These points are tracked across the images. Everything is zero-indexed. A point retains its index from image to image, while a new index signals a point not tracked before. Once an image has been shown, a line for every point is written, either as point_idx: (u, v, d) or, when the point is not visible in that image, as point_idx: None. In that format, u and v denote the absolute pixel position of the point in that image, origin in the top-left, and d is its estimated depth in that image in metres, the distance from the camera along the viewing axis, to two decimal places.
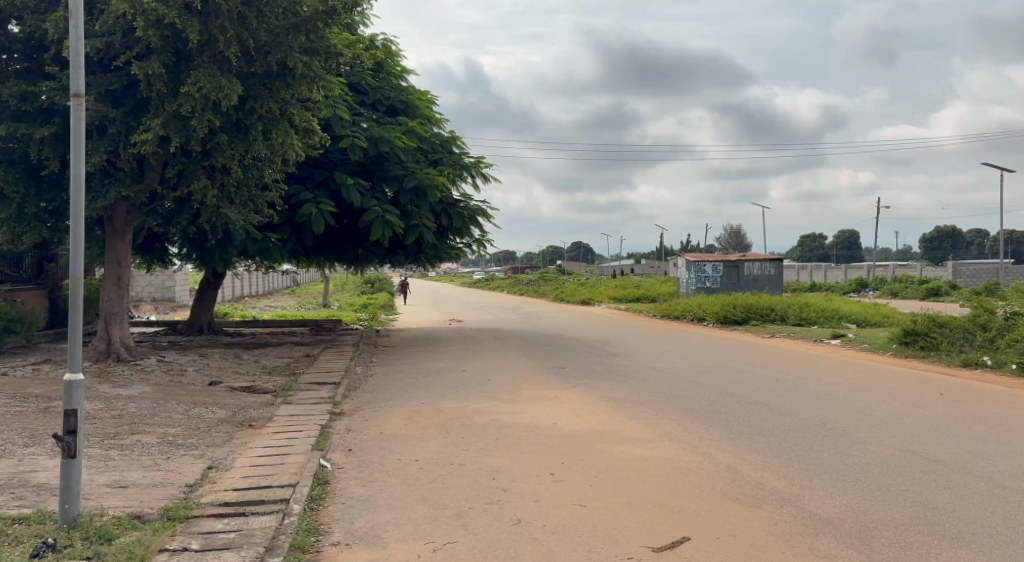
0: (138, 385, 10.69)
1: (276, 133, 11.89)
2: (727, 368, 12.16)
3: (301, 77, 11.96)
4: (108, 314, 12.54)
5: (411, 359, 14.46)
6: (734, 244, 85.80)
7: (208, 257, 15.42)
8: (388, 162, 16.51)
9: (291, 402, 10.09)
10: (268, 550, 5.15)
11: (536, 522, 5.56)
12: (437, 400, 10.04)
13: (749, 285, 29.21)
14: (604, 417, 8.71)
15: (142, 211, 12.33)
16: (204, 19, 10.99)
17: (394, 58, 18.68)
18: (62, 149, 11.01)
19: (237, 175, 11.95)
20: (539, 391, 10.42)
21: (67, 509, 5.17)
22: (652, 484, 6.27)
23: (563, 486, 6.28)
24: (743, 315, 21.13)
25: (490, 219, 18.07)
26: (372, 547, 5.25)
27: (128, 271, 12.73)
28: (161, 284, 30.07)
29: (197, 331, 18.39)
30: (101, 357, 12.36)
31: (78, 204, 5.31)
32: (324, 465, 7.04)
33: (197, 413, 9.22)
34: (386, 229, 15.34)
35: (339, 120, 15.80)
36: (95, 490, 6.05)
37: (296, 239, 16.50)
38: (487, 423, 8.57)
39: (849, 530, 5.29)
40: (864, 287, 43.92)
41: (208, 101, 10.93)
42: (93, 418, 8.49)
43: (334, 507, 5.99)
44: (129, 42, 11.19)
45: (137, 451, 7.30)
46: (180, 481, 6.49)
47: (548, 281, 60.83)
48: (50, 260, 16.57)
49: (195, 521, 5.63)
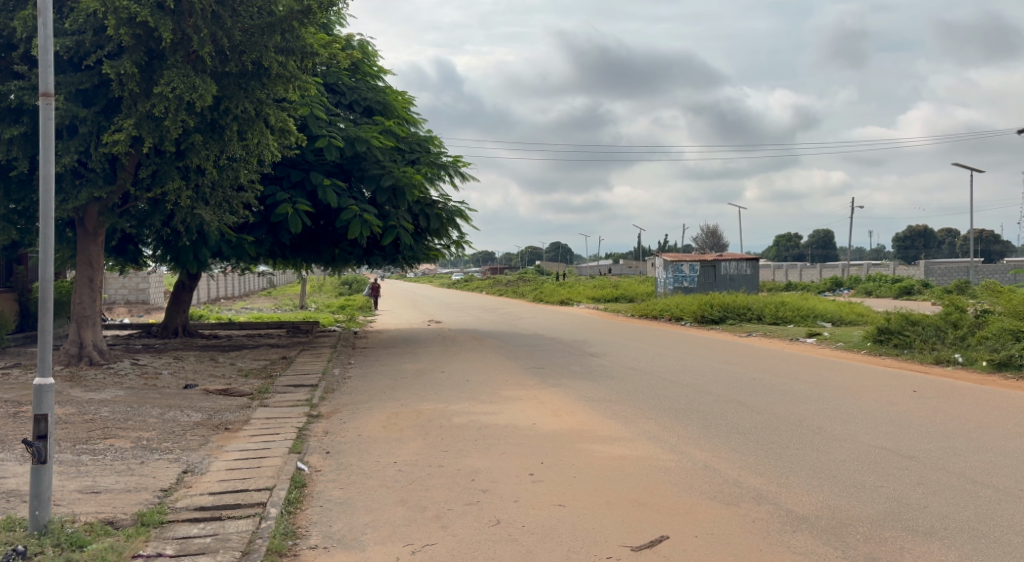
0: (110, 389, 10.52)
1: (252, 133, 11.78)
2: (705, 367, 12.23)
3: (276, 78, 11.85)
4: (81, 317, 12.35)
5: (391, 361, 14.32)
6: (710, 245, 86.61)
7: (182, 257, 15.20)
8: (365, 161, 16.41)
9: (267, 405, 10.01)
10: (245, 555, 5.09)
11: (514, 523, 5.54)
12: (415, 402, 9.98)
13: (726, 284, 29.40)
14: (583, 416, 8.72)
15: (115, 213, 12.16)
16: (177, 18, 10.88)
17: (371, 58, 18.65)
18: (31, 148, 10.81)
19: (212, 175, 11.85)
20: (517, 391, 10.41)
21: (38, 516, 5.08)
22: (630, 484, 6.28)
23: (542, 487, 6.27)
24: (720, 314, 21.28)
25: (467, 220, 18.04)
26: (350, 550, 5.20)
27: (100, 273, 12.52)
28: (136, 287, 29.81)
29: (172, 333, 18.16)
30: (73, 360, 12.14)
31: (47, 204, 5.22)
32: (301, 468, 6.97)
33: (172, 416, 9.12)
34: (363, 228, 15.27)
35: (315, 119, 15.70)
36: (67, 496, 5.96)
37: (272, 240, 16.38)
38: (466, 424, 8.55)
39: (825, 527, 5.32)
40: (838, 287, 44.40)
41: (182, 101, 10.79)
42: (64, 423, 8.35)
43: (311, 510, 5.94)
44: (100, 41, 11.03)
45: (111, 456, 7.19)
46: (155, 486, 6.40)
47: (528, 280, 62.60)
48: (20, 262, 16.31)
49: (170, 526, 5.55)
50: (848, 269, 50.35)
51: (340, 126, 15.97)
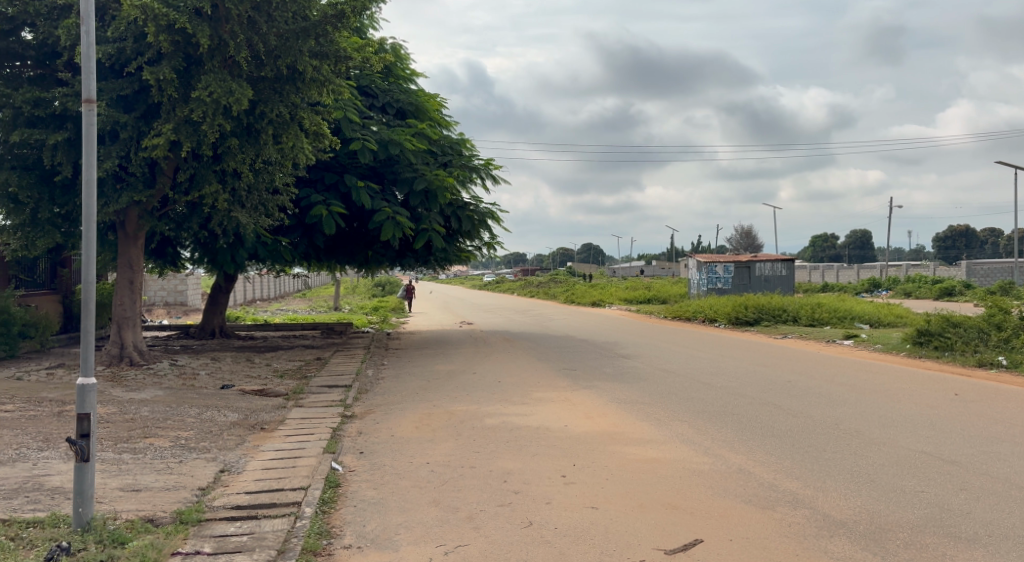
0: (150, 389, 10.73)
1: (288, 137, 11.95)
2: (740, 369, 12.12)
3: (311, 81, 11.99)
4: (121, 318, 12.60)
5: (423, 362, 14.44)
6: (745, 245, 85.81)
7: (219, 259, 15.44)
8: (398, 164, 16.56)
9: (302, 405, 10.13)
10: (280, 554, 5.15)
11: (547, 525, 5.54)
12: (446, 403, 10.02)
13: (761, 285, 29.11)
14: (615, 419, 8.69)
15: (154, 216, 12.38)
16: (215, 24, 11.08)
17: (403, 61, 18.76)
18: (75, 154, 11.06)
19: (248, 179, 12.02)
20: (549, 393, 10.40)
21: (81, 513, 5.19)
22: (663, 486, 6.24)
23: (574, 489, 6.25)
24: (755, 316, 21.07)
25: (499, 222, 18.09)
26: (383, 550, 5.25)
27: (140, 275, 12.76)
28: (174, 288, 30.28)
29: (210, 334, 18.43)
30: (115, 360, 12.39)
31: (90, 208, 5.33)
32: (335, 468, 7.04)
33: (209, 416, 9.26)
34: (396, 230, 15.39)
35: (349, 123, 15.84)
36: (109, 494, 6.09)
37: (307, 242, 16.54)
38: (497, 425, 8.57)
39: (864, 532, 5.25)
40: (877, 288, 43.84)
41: (219, 105, 10.96)
42: (106, 422, 8.53)
43: (345, 510, 6.00)
44: (141, 48, 11.24)
45: (150, 455, 7.34)
46: (192, 484, 6.51)
47: (558, 281, 64.61)
48: (64, 264, 16.68)
49: (208, 525, 5.64)
50: (886, 270, 49.77)
51: (373, 129, 16.08)
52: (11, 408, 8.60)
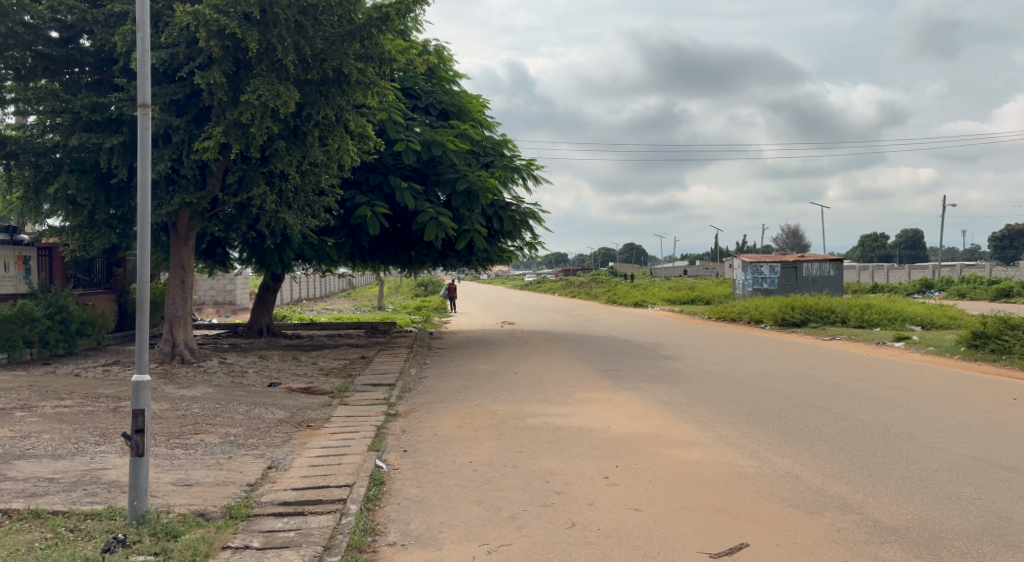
0: (201, 386, 10.99)
1: (333, 139, 12.13)
2: (786, 371, 11.97)
3: (356, 84, 12.15)
4: (173, 317, 12.91)
5: (465, 362, 14.53)
6: (792, 245, 84.49)
7: (266, 259, 15.72)
8: (440, 165, 16.68)
9: (347, 404, 10.28)
10: (326, 550, 5.23)
11: (590, 526, 5.55)
12: (489, 403, 10.08)
13: (808, 286, 28.65)
14: (658, 420, 8.65)
15: (204, 217, 12.66)
16: (263, 29, 11.29)
17: (447, 63, 18.89)
18: (130, 157, 11.37)
19: (295, 181, 12.22)
20: (591, 394, 10.39)
21: (136, 506, 5.34)
22: (708, 489, 6.20)
23: (618, 490, 6.25)
24: (802, 317, 20.76)
25: (541, 223, 18.12)
26: (427, 548, 5.31)
27: (191, 275, 13.06)
28: (223, 288, 30.90)
29: (257, 333, 18.77)
30: (167, 358, 12.71)
31: (145, 210, 5.49)
32: (380, 466, 7.14)
33: (258, 414, 9.45)
34: (438, 231, 15.51)
35: (393, 124, 15.99)
36: (162, 488, 6.26)
37: (352, 242, 16.74)
38: (540, 426, 8.59)
39: (916, 539, 5.16)
40: (929, 288, 42.86)
41: (267, 108, 11.16)
42: (159, 418, 8.76)
43: (389, 507, 6.07)
44: (192, 53, 11.50)
45: (201, 450, 7.51)
46: (242, 480, 6.66)
47: (601, 281, 64.33)
48: (120, 264, 17.14)
49: (257, 520, 5.77)
50: (940, 271, 48.66)
51: (416, 131, 16.22)
52: (69, 403, 8.89)
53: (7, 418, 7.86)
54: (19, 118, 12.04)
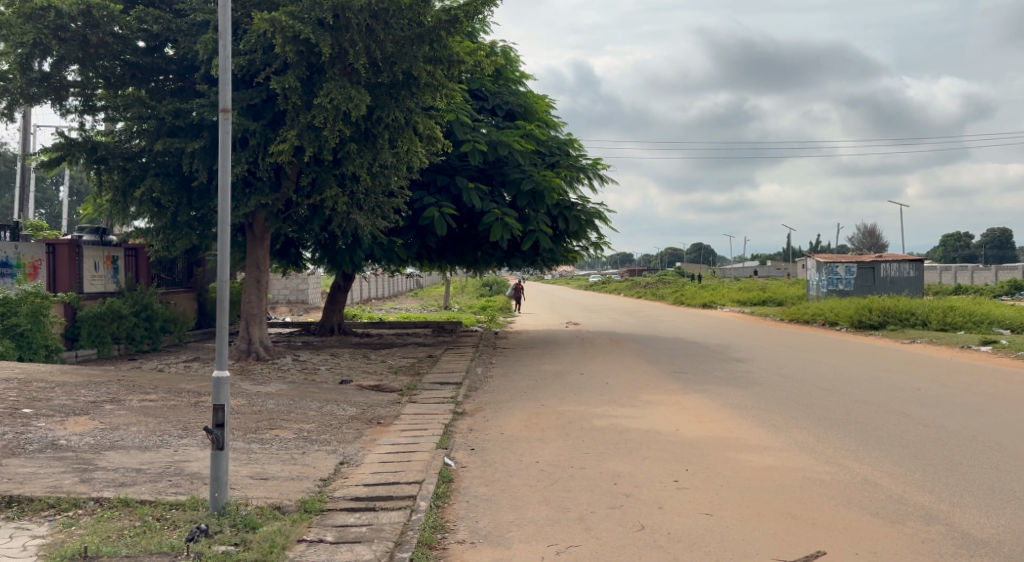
0: (275, 383, 11.31)
1: (402, 141, 12.33)
2: (863, 375, 11.64)
3: (424, 86, 12.33)
4: (249, 315, 13.30)
5: (531, 361, 14.58)
6: (868, 245, 81.99)
7: (338, 259, 16.05)
8: (506, 166, 16.75)
9: (415, 401, 10.43)
10: (397, 545, 5.32)
11: (660, 529, 5.50)
12: (556, 403, 10.09)
13: (886, 288, 27.76)
14: (729, 424, 8.52)
15: (279, 219, 13.00)
16: (336, 34, 11.54)
17: (514, 63, 18.96)
18: (210, 161, 11.76)
19: (365, 182, 12.46)
20: (659, 396, 10.30)
21: (217, 497, 5.54)
22: (782, 495, 6.09)
23: (688, 494, 6.19)
24: (880, 319, 20.14)
25: (607, 222, 18.04)
26: (496, 547, 5.35)
27: (267, 274, 13.44)
28: (296, 287, 31.69)
29: (328, 331, 19.17)
30: (243, 355, 13.11)
31: (226, 211, 5.68)
32: (448, 464, 7.22)
33: (330, 410, 9.67)
34: (504, 231, 15.59)
35: (460, 125, 16.14)
36: (240, 481, 6.47)
37: (419, 242, 16.96)
38: (607, 427, 8.56)
39: (1006, 553, 4.96)
40: (1016, 290, 41.05)
41: (339, 112, 11.40)
42: (237, 413, 9.05)
43: (458, 505, 6.14)
44: (268, 59, 11.82)
45: (277, 445, 7.73)
46: (315, 475, 6.82)
47: (668, 282, 63.62)
48: (199, 264, 17.75)
49: (330, 514, 5.90)
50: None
51: (483, 131, 16.33)
52: (153, 397, 9.26)
53: (97, 410, 8.24)
54: (108, 125, 12.58)
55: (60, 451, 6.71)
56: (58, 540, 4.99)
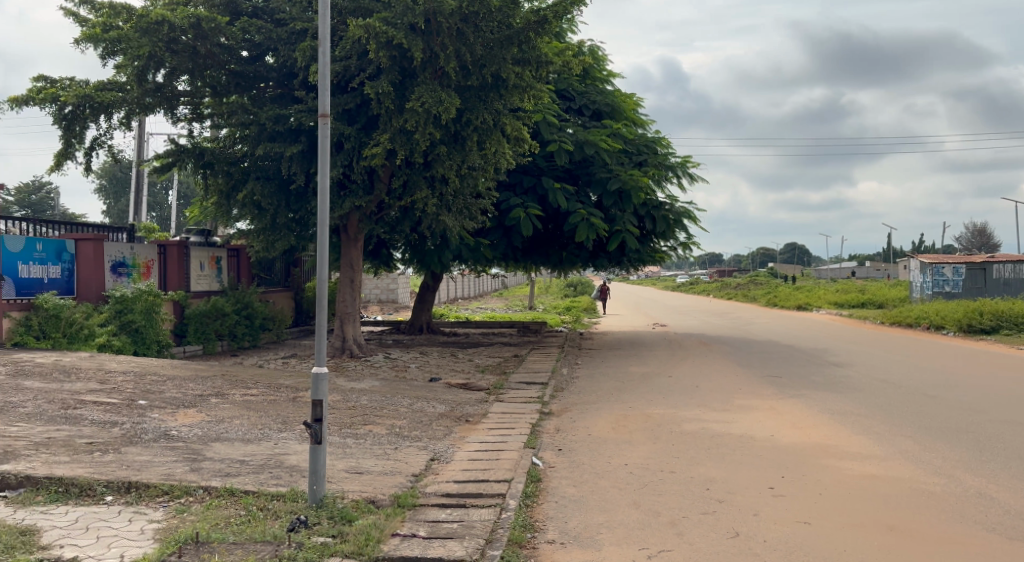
0: (368, 379, 11.61)
1: (490, 143, 12.45)
2: (972, 382, 11.10)
3: (513, 88, 12.45)
4: (344, 313, 13.69)
5: (617, 362, 14.50)
6: (975, 245, 77.95)
7: (427, 260, 16.33)
8: (593, 165, 16.69)
9: (503, 400, 10.52)
10: (488, 543, 5.37)
11: (755, 537, 5.40)
12: (644, 405, 10.00)
13: (998, 289, 26.29)
14: (828, 430, 8.27)
15: (372, 220, 13.32)
16: (427, 38, 11.74)
17: (601, 62, 18.87)
18: (307, 165, 12.16)
19: (454, 185, 12.64)
20: (752, 400, 10.08)
21: (315, 489, 5.73)
22: (887, 506, 5.88)
23: (785, 502, 6.05)
24: (991, 324, 19.13)
25: (696, 222, 17.75)
26: (587, 548, 5.35)
27: (360, 274, 13.80)
28: (386, 287, 32.38)
29: (417, 330, 19.51)
30: (337, 352, 13.52)
31: (324, 213, 5.86)
32: (536, 463, 7.27)
33: (420, 407, 9.86)
34: (591, 232, 15.55)
35: (547, 126, 16.17)
36: (336, 474, 6.67)
37: (506, 243, 17.08)
38: (698, 431, 8.44)
39: None
40: None
41: (429, 115, 11.60)
42: (332, 408, 9.33)
43: (547, 505, 6.18)
44: (363, 65, 12.13)
45: (370, 440, 7.94)
46: (407, 470, 6.97)
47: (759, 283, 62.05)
48: (296, 264, 18.37)
49: (422, 509, 6.03)
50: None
51: (570, 131, 16.34)
52: (255, 391, 9.64)
53: (204, 403, 8.63)
54: (214, 131, 13.16)
55: (171, 441, 7.06)
56: (171, 525, 5.25)
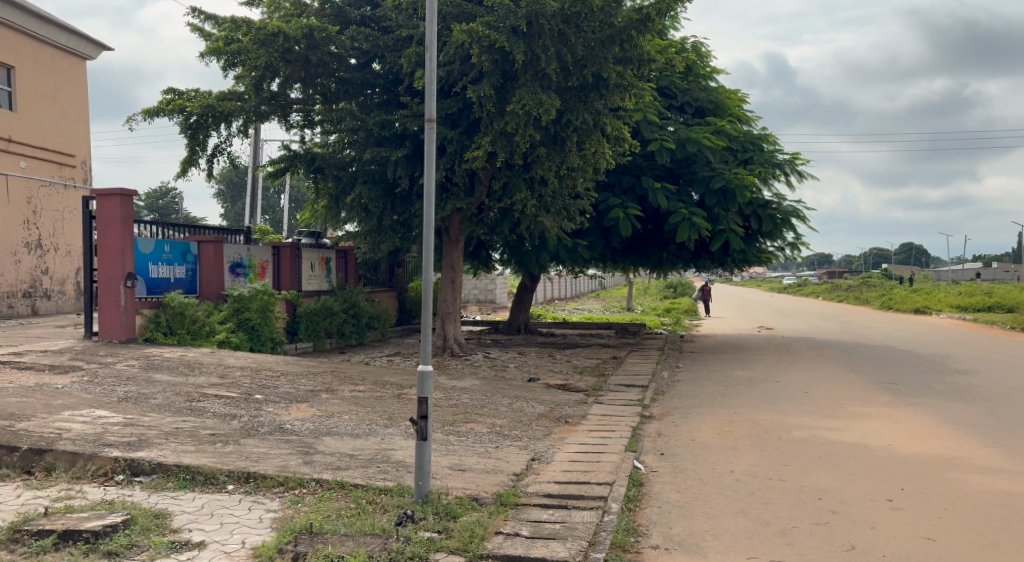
0: (469, 378, 11.79)
1: (590, 143, 12.43)
2: None
3: (614, 87, 12.41)
4: (445, 313, 13.96)
5: (720, 366, 14.21)
6: None
7: (526, 260, 16.44)
8: (695, 164, 16.41)
9: (602, 402, 10.47)
10: (591, 545, 5.35)
11: (872, 551, 5.20)
12: (749, 411, 9.77)
13: None
14: (950, 442, 7.87)
15: (473, 222, 13.52)
16: (529, 40, 11.83)
17: (705, 59, 18.52)
18: (411, 168, 12.45)
19: (554, 185, 12.67)
20: (865, 408, 9.69)
21: (421, 485, 5.86)
22: (1018, 525, 5.54)
23: (904, 516, 5.79)
24: None
25: (804, 221, 17.18)
26: (692, 555, 5.27)
27: (460, 275, 14.04)
28: (485, 287, 32.75)
29: (516, 330, 19.66)
30: (439, 351, 13.79)
31: (431, 214, 5.98)
32: (638, 467, 7.21)
33: (521, 407, 9.94)
34: (692, 232, 15.30)
35: (648, 125, 16.00)
36: (440, 471, 6.81)
37: (605, 244, 16.99)
38: (808, 438, 8.18)
39: None
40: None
41: (530, 117, 11.68)
42: (435, 406, 9.52)
43: (651, 510, 6.12)
44: (465, 69, 12.32)
45: (472, 438, 8.06)
46: (509, 469, 7.04)
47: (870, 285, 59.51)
48: (400, 264, 18.82)
49: (524, 508, 6.08)
50: None
51: (671, 130, 16.13)
52: (362, 388, 9.94)
53: (315, 398, 8.96)
54: (324, 137, 13.64)
55: (285, 434, 7.37)
56: (288, 515, 5.48)
